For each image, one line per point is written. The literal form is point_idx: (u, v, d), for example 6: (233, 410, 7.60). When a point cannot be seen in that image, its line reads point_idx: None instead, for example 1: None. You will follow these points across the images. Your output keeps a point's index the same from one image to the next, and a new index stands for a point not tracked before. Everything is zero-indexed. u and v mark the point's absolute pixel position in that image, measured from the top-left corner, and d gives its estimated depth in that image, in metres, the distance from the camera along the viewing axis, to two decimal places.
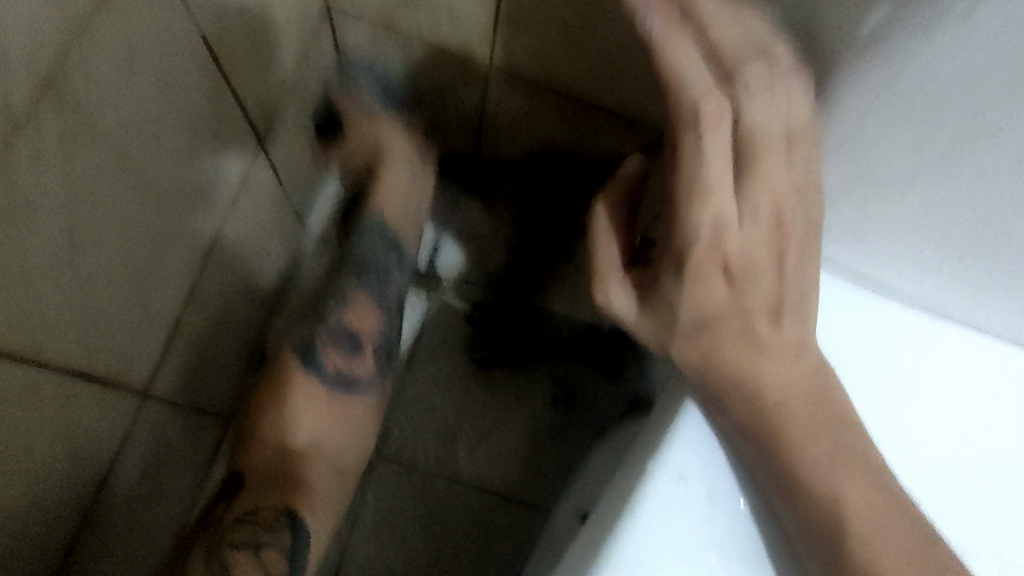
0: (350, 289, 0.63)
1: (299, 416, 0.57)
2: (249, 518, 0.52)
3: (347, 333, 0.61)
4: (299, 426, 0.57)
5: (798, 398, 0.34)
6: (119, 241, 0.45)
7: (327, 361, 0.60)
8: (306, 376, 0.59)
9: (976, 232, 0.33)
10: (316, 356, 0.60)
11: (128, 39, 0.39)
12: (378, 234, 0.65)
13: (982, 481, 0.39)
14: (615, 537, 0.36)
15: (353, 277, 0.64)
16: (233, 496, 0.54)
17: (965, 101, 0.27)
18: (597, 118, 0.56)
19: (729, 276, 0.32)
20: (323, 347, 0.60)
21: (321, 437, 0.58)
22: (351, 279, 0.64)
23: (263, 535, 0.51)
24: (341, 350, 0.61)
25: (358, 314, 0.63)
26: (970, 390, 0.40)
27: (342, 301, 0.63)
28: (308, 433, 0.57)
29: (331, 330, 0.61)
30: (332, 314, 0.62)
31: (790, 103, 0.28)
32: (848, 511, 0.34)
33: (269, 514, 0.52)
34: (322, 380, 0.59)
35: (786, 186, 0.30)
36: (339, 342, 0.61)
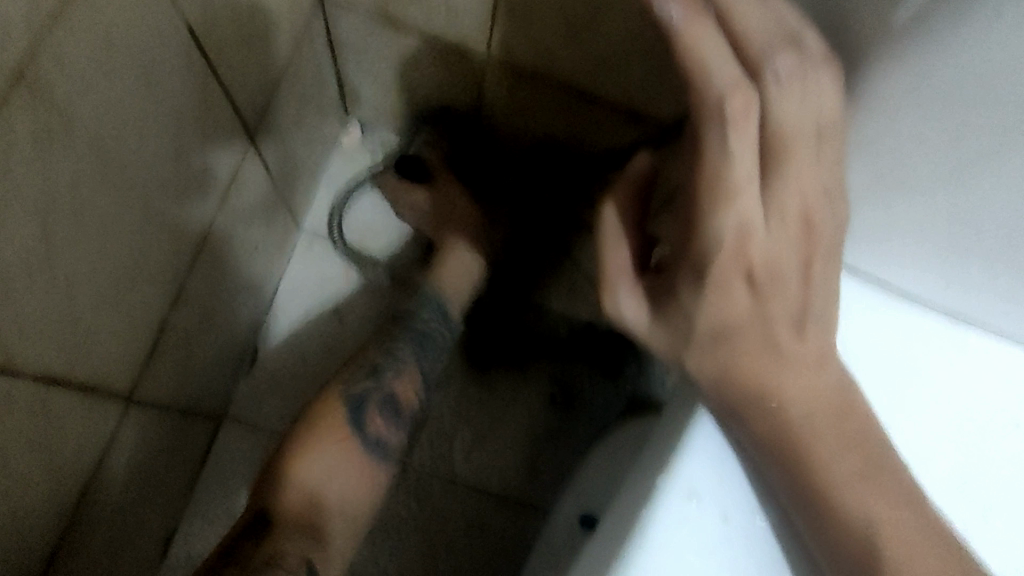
0: (404, 358, 0.54)
1: (322, 467, 0.46)
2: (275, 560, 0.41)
3: (388, 393, 0.51)
4: (324, 478, 0.46)
5: (821, 409, 0.32)
6: (98, 240, 0.42)
7: (371, 429, 0.49)
8: (343, 434, 0.48)
9: (1002, 240, 0.31)
10: (361, 415, 0.49)
11: (109, 28, 0.36)
12: (436, 300, 0.59)
13: (1007, 495, 0.37)
14: (626, 557, 0.34)
15: (410, 342, 0.55)
16: (262, 530, 0.42)
17: (997, 99, 0.25)
18: (600, 111, 0.54)
19: (752, 283, 0.30)
20: (371, 408, 0.50)
21: (341, 495, 0.46)
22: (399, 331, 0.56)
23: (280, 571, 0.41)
24: (383, 411, 0.50)
25: (405, 384, 0.53)
26: (995, 400, 0.38)
27: (392, 367, 0.53)
28: (325, 480, 0.46)
29: (383, 394, 0.51)
30: (385, 375, 0.52)
31: (822, 99, 0.25)
32: (876, 531, 0.32)
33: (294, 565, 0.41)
34: (360, 442, 0.48)
35: (815, 187, 0.28)
36: (384, 405, 0.51)
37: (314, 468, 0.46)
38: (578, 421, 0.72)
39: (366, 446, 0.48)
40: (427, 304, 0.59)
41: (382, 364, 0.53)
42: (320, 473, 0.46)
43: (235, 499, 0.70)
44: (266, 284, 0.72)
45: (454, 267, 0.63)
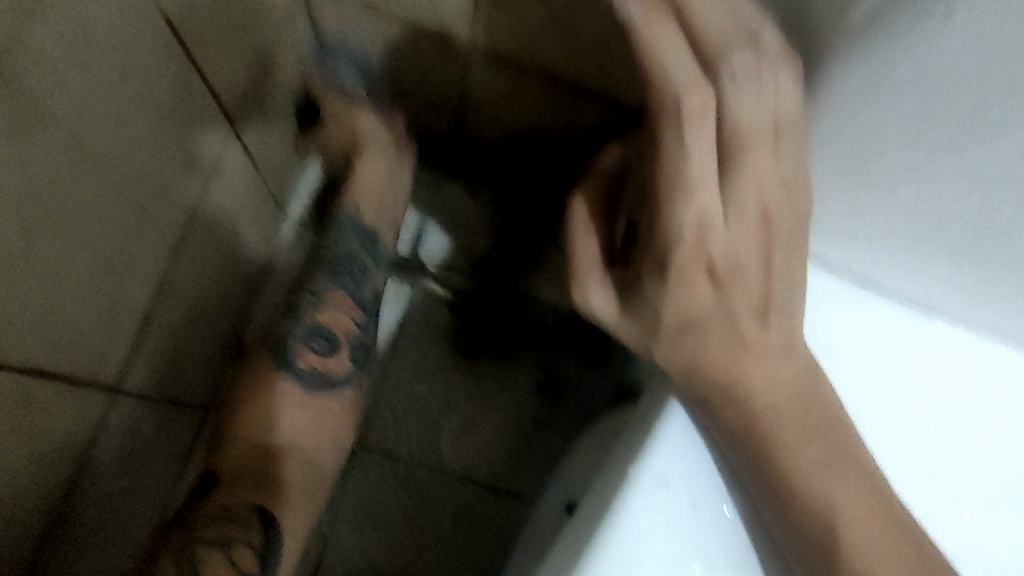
0: (324, 287, 0.58)
1: (273, 415, 0.54)
2: (229, 513, 0.48)
3: (310, 325, 0.57)
4: (267, 423, 0.54)
5: (785, 397, 0.33)
6: (80, 236, 0.42)
7: (300, 361, 0.56)
8: (279, 372, 0.55)
9: (961, 224, 0.32)
10: (288, 352, 0.56)
11: (90, 29, 0.37)
12: (347, 225, 0.59)
13: (973, 481, 0.38)
14: (598, 543, 0.35)
15: (325, 275, 0.58)
16: (209, 491, 0.50)
17: (954, 90, 0.26)
18: (578, 96, 0.54)
19: (715, 278, 0.30)
20: (296, 342, 0.56)
21: (296, 437, 0.54)
22: (324, 276, 0.58)
23: (233, 535, 0.47)
24: (313, 345, 0.56)
25: (330, 312, 0.58)
26: (953, 387, 0.39)
27: (315, 300, 0.58)
28: (262, 428, 0.53)
29: (305, 325, 0.57)
30: (305, 312, 0.57)
31: (778, 94, 0.26)
32: (838, 516, 0.33)
33: (241, 513, 0.48)
34: (295, 376, 0.55)
35: (774, 182, 0.28)
36: (306, 334, 0.56)
37: (262, 416, 0.54)
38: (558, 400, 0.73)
39: (297, 377, 0.55)
40: (342, 233, 0.59)
41: (307, 304, 0.58)
42: (270, 415, 0.54)
43: None
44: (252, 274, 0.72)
45: (369, 175, 0.60)
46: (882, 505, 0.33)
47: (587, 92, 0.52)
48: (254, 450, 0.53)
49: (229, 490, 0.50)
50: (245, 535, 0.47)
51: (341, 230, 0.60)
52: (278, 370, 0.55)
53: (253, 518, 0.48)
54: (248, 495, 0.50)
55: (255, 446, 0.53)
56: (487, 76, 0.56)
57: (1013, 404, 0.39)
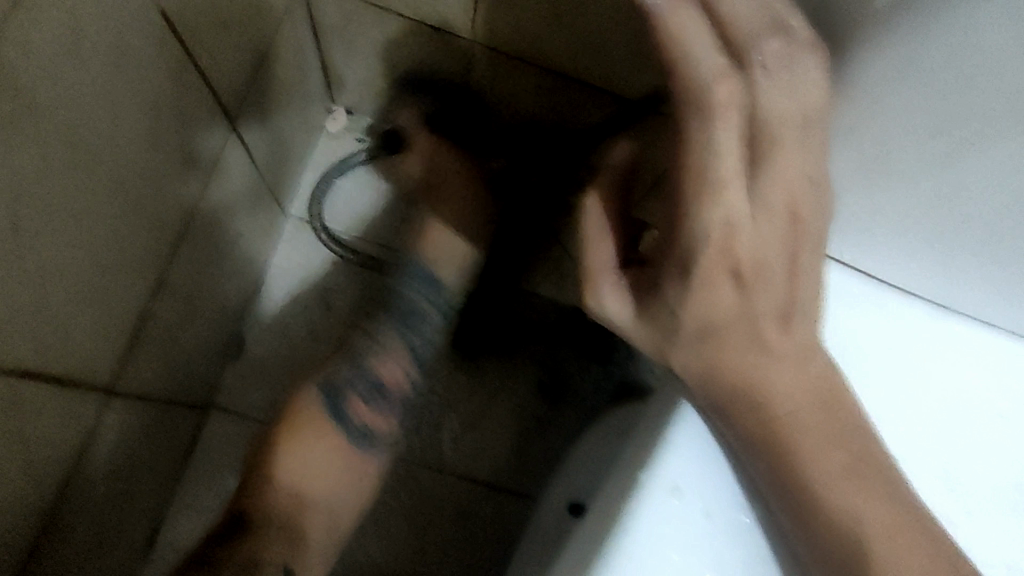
0: (388, 339, 0.55)
1: (306, 456, 0.50)
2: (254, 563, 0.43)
3: (371, 374, 0.54)
4: (304, 477, 0.49)
5: (805, 403, 0.32)
6: (72, 233, 0.41)
7: (361, 421, 0.53)
8: (322, 417, 0.52)
9: (991, 223, 0.31)
10: (340, 401, 0.52)
11: (81, 20, 0.36)
12: (419, 271, 0.59)
13: (992, 486, 0.37)
14: (608, 552, 0.34)
15: (392, 320, 0.56)
16: (233, 535, 0.44)
17: (987, 81, 0.24)
18: (585, 88, 0.53)
19: (737, 280, 0.29)
20: (353, 394, 0.53)
21: (325, 488, 0.50)
22: (387, 321, 0.56)
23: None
24: (366, 398, 0.53)
25: (389, 368, 0.55)
26: (977, 390, 0.38)
27: (375, 346, 0.55)
28: (301, 479, 0.49)
29: (364, 377, 0.54)
30: (363, 360, 0.54)
31: (810, 87, 0.24)
32: (859, 526, 0.32)
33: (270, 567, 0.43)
34: (340, 426, 0.52)
35: (801, 179, 0.27)
36: (363, 388, 0.53)
37: (302, 464, 0.50)
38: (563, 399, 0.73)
39: (345, 432, 0.52)
40: (412, 278, 0.59)
41: (366, 352, 0.55)
42: (310, 460, 0.50)
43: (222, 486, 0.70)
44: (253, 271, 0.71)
45: (439, 240, 0.61)
46: (903, 515, 0.32)
47: (593, 86, 0.52)
48: (290, 494, 0.48)
49: (261, 537, 0.45)
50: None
51: (412, 275, 0.59)
52: (326, 422, 0.51)
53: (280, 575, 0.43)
54: (273, 546, 0.45)
55: (289, 491, 0.48)
56: (491, 67, 0.55)
57: None
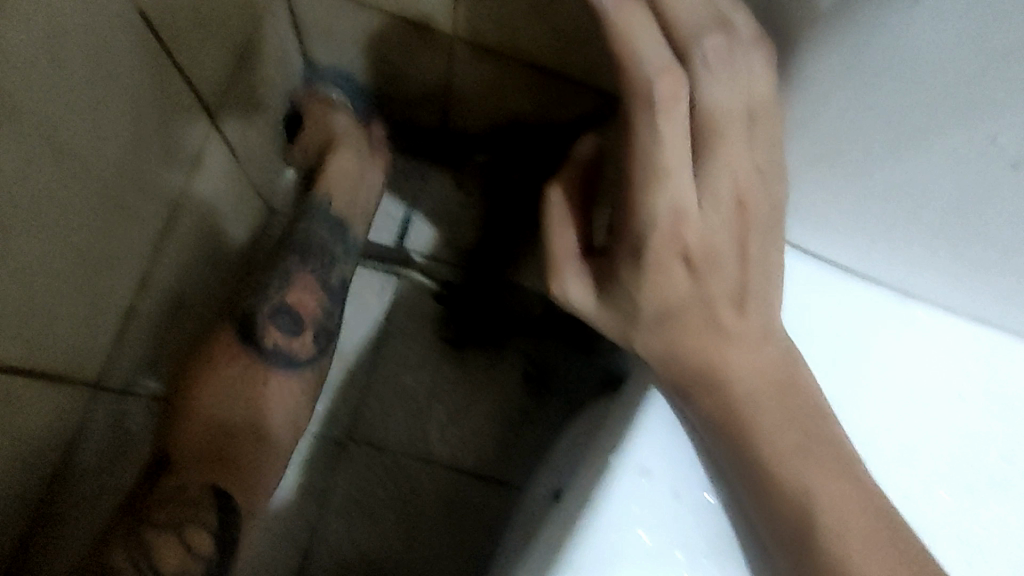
0: (294, 271, 0.55)
1: (222, 390, 0.50)
2: (185, 501, 0.46)
3: (276, 306, 0.54)
4: (219, 404, 0.50)
5: (764, 384, 0.33)
6: (58, 234, 0.42)
7: (265, 341, 0.52)
8: (230, 346, 0.51)
9: (947, 210, 0.32)
10: (253, 330, 0.52)
11: (63, 27, 0.37)
12: (319, 211, 0.59)
13: (949, 465, 0.38)
14: (576, 531, 0.35)
15: (296, 257, 0.56)
16: (164, 470, 0.48)
17: (932, 73, 0.26)
18: (562, 84, 0.53)
19: (691, 265, 0.30)
20: (262, 322, 0.53)
21: (256, 417, 0.51)
22: (292, 259, 0.56)
23: (188, 521, 0.46)
24: (280, 324, 0.53)
25: (299, 294, 0.55)
26: (933, 372, 0.39)
27: (281, 282, 0.55)
28: (214, 418, 0.50)
29: (271, 304, 0.53)
30: (273, 288, 0.54)
31: (752, 79, 0.25)
32: (815, 500, 0.33)
33: (198, 496, 0.47)
34: (256, 352, 0.52)
35: (748, 168, 0.28)
36: (281, 323, 0.53)
37: (212, 396, 0.50)
38: (546, 391, 0.74)
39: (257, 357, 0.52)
40: (313, 219, 0.58)
41: (275, 287, 0.54)
42: (223, 396, 0.50)
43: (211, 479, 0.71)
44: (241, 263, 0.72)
45: (336, 174, 0.60)
46: (859, 490, 0.33)
47: (571, 80, 0.52)
48: (211, 429, 0.49)
49: (186, 474, 0.47)
50: (202, 518, 0.46)
51: (312, 215, 0.59)
52: (240, 351, 0.51)
53: (209, 505, 0.47)
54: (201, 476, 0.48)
55: (210, 426, 0.49)
56: (469, 63, 0.55)
57: (993, 387, 0.40)
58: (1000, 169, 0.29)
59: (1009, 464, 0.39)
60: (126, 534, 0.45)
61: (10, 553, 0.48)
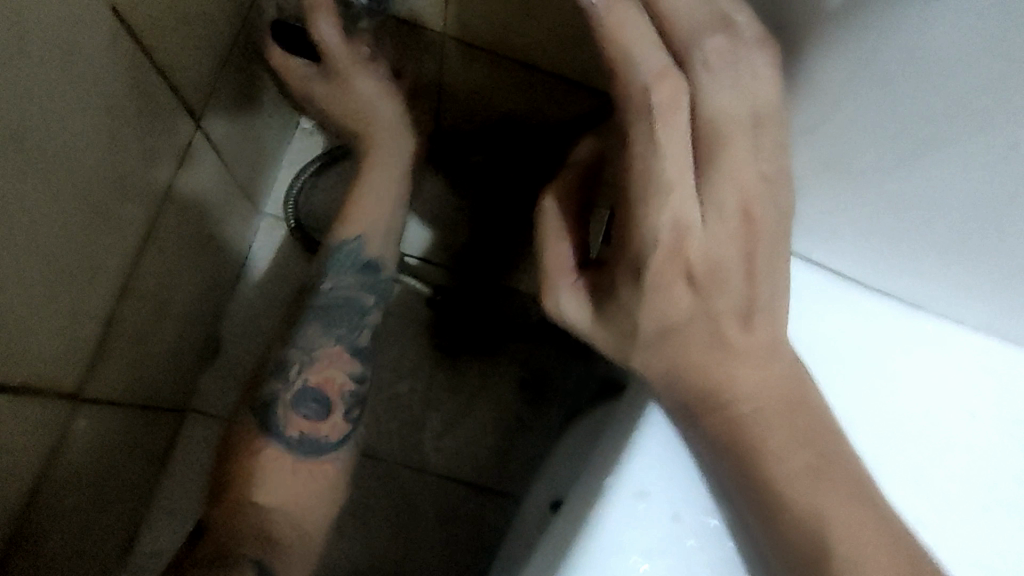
0: (317, 343, 0.47)
1: (272, 461, 0.43)
2: (220, 560, 0.39)
3: (300, 387, 0.46)
4: (254, 489, 0.42)
5: (773, 405, 0.31)
6: (30, 243, 0.40)
7: (290, 429, 0.44)
8: (257, 431, 0.44)
9: (961, 222, 0.30)
10: (275, 411, 0.45)
11: (31, 27, 0.35)
12: (347, 259, 0.50)
13: (961, 486, 0.36)
14: (576, 561, 0.33)
15: (314, 322, 0.48)
16: (203, 539, 0.41)
17: (949, 78, 0.24)
18: (560, 86, 0.53)
19: (692, 282, 0.28)
20: (285, 410, 0.45)
21: (296, 496, 0.43)
22: (313, 327, 0.48)
23: None
24: (309, 407, 0.45)
25: (325, 370, 0.47)
26: (946, 389, 0.37)
27: (305, 359, 0.46)
28: (252, 500, 0.42)
29: (295, 387, 0.45)
30: (292, 368, 0.46)
31: (757, 82, 0.24)
32: (828, 533, 0.30)
33: (239, 564, 0.39)
34: (281, 441, 0.44)
35: (753, 178, 0.26)
36: (304, 403, 0.45)
37: (247, 486, 0.42)
38: (542, 398, 0.72)
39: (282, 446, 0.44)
40: (340, 270, 0.50)
41: (296, 359, 0.46)
42: (269, 468, 0.43)
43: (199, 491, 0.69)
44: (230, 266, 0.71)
45: (367, 200, 0.52)
46: (876, 518, 0.31)
47: (570, 82, 0.52)
48: (248, 506, 0.42)
49: (224, 533, 0.40)
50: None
51: (339, 266, 0.50)
52: (266, 437, 0.44)
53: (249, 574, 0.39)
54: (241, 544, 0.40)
55: (247, 503, 0.42)
56: (461, 64, 0.53)
57: (1008, 404, 0.38)
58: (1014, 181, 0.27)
59: None
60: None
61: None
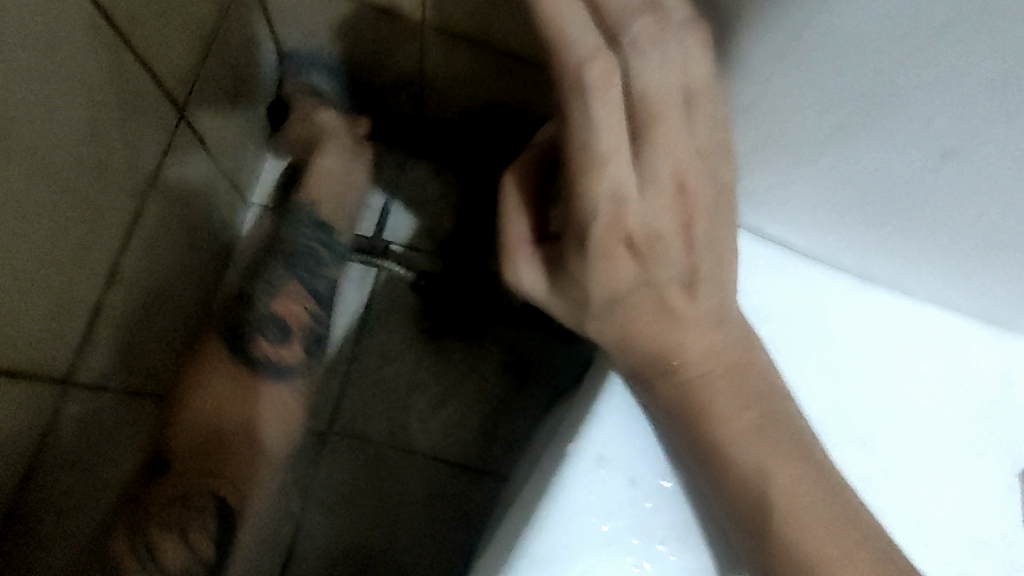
0: (281, 280, 0.58)
1: (221, 396, 0.51)
2: (184, 502, 0.46)
3: (270, 313, 0.56)
4: (220, 406, 0.51)
5: (721, 371, 0.33)
6: (16, 233, 0.42)
7: (257, 349, 0.54)
8: (223, 356, 0.53)
9: (895, 191, 0.32)
10: (248, 339, 0.54)
11: (12, 23, 0.36)
12: (305, 219, 0.62)
13: (907, 448, 0.38)
14: (536, 522, 0.35)
15: (279, 265, 0.59)
16: (161, 475, 0.47)
17: (872, 52, 0.25)
18: (534, 68, 0.53)
19: (637, 253, 0.30)
20: (253, 331, 0.55)
21: (262, 422, 0.53)
22: (282, 269, 0.59)
23: (192, 520, 0.46)
24: (269, 334, 0.55)
25: (288, 304, 0.57)
26: (896, 356, 0.39)
27: (270, 290, 0.57)
28: (213, 415, 0.51)
29: (263, 313, 0.56)
30: (260, 299, 0.56)
31: (686, 59, 0.25)
32: (769, 493, 0.32)
33: (198, 497, 0.47)
34: (250, 367, 0.53)
35: (688, 151, 0.28)
36: (270, 330, 0.55)
37: (215, 397, 0.51)
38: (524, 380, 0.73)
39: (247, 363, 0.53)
40: (299, 227, 0.61)
41: (262, 294, 0.57)
42: (213, 403, 0.51)
43: None
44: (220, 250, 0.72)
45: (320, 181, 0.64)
46: (822, 481, 0.32)
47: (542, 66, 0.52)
48: (201, 433, 0.50)
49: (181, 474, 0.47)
50: (202, 516, 0.46)
51: (298, 224, 0.62)
52: (229, 359, 0.53)
53: (209, 503, 0.47)
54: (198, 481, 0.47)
55: (203, 427, 0.50)
56: (437, 49, 0.55)
57: (951, 371, 0.39)
58: (937, 151, 0.29)
59: (970, 449, 0.39)
60: (127, 532, 0.45)
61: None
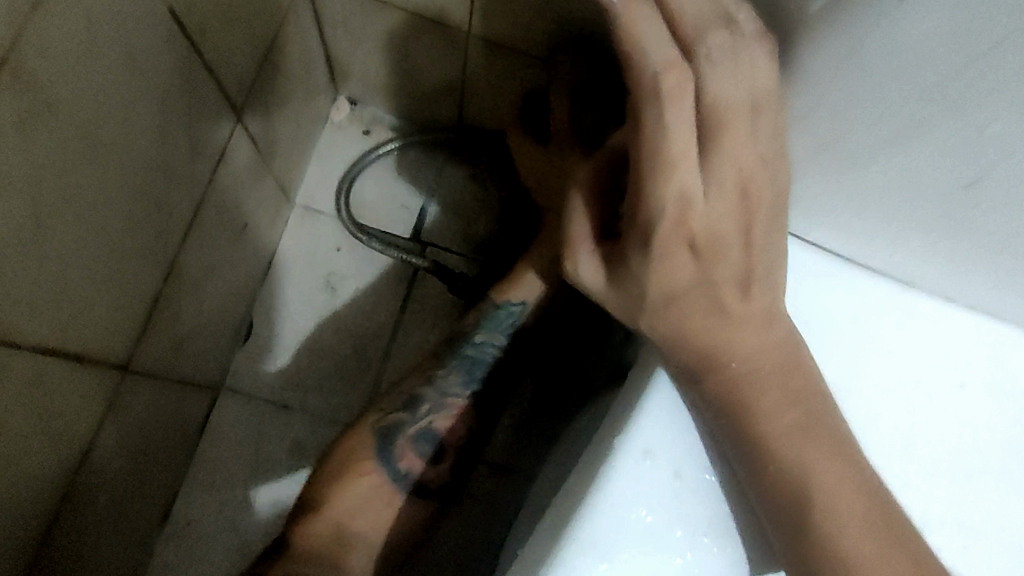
0: (452, 388, 0.52)
1: (353, 500, 0.48)
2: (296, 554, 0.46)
3: (423, 426, 0.50)
4: (352, 514, 0.48)
5: (770, 370, 0.34)
6: (91, 223, 0.44)
7: (401, 463, 0.49)
8: (372, 457, 0.49)
9: (947, 200, 0.33)
10: (392, 445, 0.49)
11: (99, 32, 0.39)
12: (504, 319, 0.55)
13: (946, 449, 0.39)
14: (580, 514, 0.36)
15: (459, 370, 0.52)
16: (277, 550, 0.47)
17: (924, 67, 0.27)
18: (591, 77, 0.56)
19: (695, 251, 0.32)
20: (402, 442, 0.49)
21: (372, 535, 0.48)
22: (457, 373, 0.52)
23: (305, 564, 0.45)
24: (420, 450, 0.50)
25: (449, 418, 0.51)
26: (937, 364, 0.40)
27: (440, 402, 0.51)
28: (343, 520, 0.47)
29: (420, 426, 0.50)
30: (422, 408, 0.51)
31: (755, 72, 0.27)
32: (809, 483, 0.33)
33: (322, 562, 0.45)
34: (388, 472, 0.49)
35: (750, 155, 0.29)
36: (424, 444, 0.50)
37: (348, 502, 0.48)
38: (565, 395, 0.68)
39: (393, 480, 0.49)
40: (492, 328, 0.54)
41: (430, 398, 0.51)
42: (352, 500, 0.48)
43: (232, 471, 0.73)
44: (268, 250, 0.74)
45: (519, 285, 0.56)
46: (858, 479, 0.34)
47: None
48: (331, 532, 0.47)
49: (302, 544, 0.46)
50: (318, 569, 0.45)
51: (493, 324, 0.54)
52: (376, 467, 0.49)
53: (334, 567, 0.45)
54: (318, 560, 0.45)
55: (330, 528, 0.47)
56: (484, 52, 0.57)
57: (994, 378, 0.41)
58: (992, 159, 0.30)
59: (1011, 456, 0.40)
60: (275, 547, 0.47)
61: (38, 539, 0.50)
